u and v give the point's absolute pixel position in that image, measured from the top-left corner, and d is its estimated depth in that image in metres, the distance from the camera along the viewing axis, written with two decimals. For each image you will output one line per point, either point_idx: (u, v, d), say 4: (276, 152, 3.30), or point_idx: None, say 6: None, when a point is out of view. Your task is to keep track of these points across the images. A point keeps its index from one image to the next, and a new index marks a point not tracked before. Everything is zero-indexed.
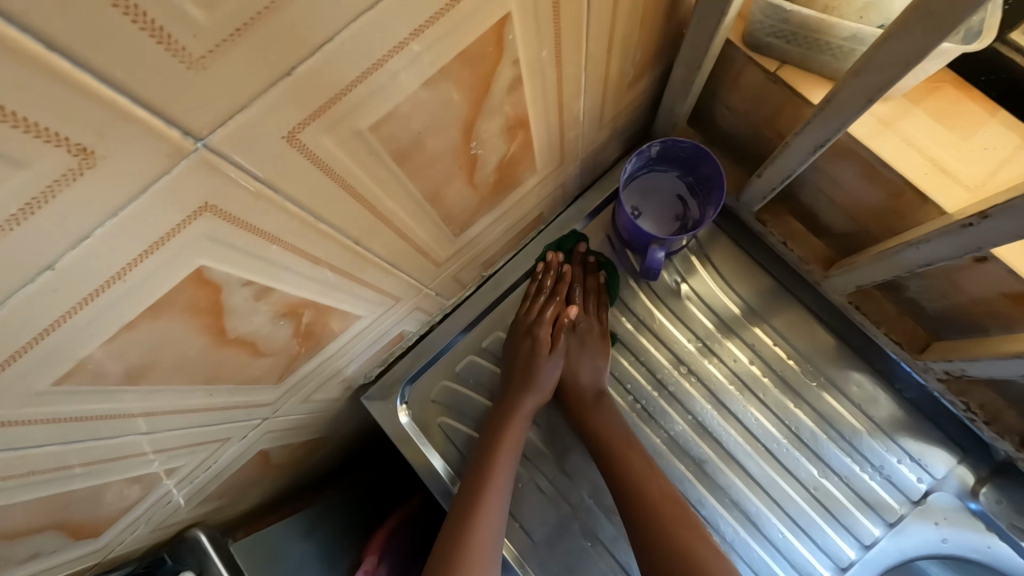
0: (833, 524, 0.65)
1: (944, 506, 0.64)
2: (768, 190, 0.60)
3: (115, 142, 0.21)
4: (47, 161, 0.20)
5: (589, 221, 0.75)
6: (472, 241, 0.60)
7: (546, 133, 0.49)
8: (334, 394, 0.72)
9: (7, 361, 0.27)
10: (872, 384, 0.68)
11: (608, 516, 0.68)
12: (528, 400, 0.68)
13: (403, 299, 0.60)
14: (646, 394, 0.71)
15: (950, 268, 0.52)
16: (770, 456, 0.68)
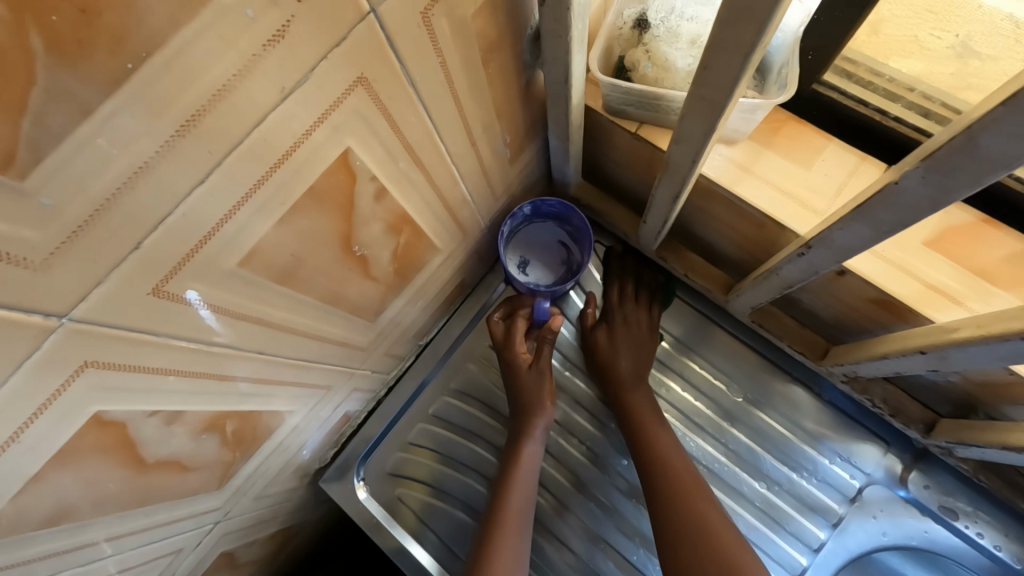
0: (781, 533, 0.68)
1: (878, 498, 0.67)
2: (657, 233, 0.64)
3: None
4: None
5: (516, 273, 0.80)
6: (393, 321, 0.63)
7: (434, 219, 0.54)
8: (291, 484, 0.74)
9: (5, 443, 0.30)
10: (796, 393, 0.72)
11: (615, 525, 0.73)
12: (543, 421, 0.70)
13: (335, 385, 0.63)
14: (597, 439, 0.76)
15: (822, 282, 0.57)
16: (714, 478, 0.70)
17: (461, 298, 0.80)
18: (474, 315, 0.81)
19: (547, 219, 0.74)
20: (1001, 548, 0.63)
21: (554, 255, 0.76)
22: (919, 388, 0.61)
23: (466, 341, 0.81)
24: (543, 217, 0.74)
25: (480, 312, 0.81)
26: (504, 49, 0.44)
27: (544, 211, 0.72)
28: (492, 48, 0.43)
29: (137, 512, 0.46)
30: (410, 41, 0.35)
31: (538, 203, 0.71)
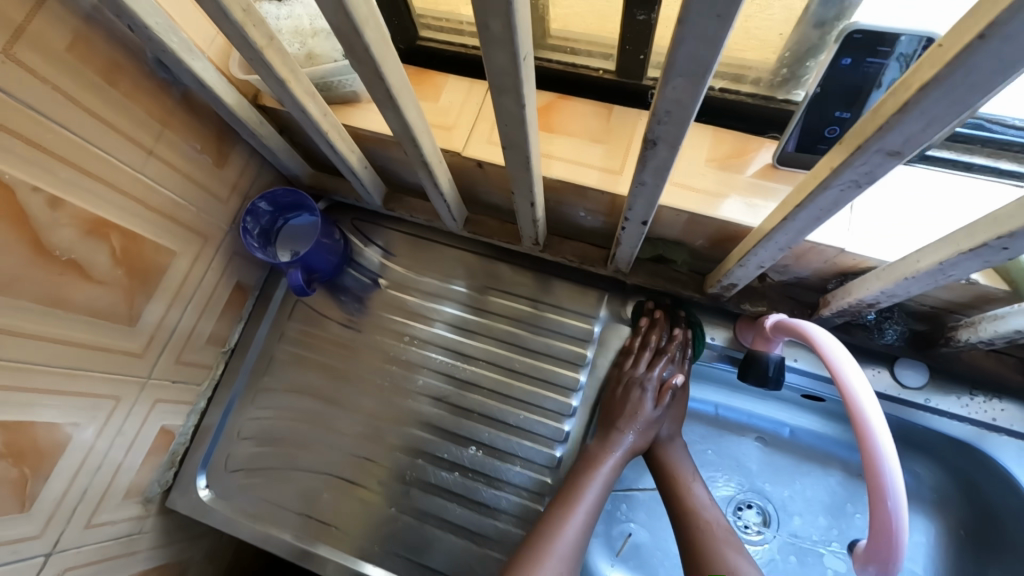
0: (548, 386, 0.83)
1: (611, 334, 0.84)
2: (365, 188, 0.79)
3: None
4: None
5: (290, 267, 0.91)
6: (160, 326, 0.73)
7: (148, 223, 0.66)
8: (133, 513, 0.79)
9: None
10: (538, 278, 0.88)
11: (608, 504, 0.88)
12: (623, 438, 0.76)
13: (126, 397, 0.71)
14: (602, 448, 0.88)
15: (480, 178, 0.73)
16: (492, 366, 0.85)
17: (250, 300, 0.90)
18: (268, 315, 0.91)
19: (289, 205, 0.84)
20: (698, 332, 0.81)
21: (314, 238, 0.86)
22: (592, 236, 0.78)
23: (265, 338, 0.90)
24: (284, 205, 0.84)
25: (271, 310, 0.91)
26: (129, 71, 0.58)
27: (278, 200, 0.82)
28: (113, 72, 0.56)
29: None
30: (4, 75, 0.47)
31: (269, 197, 0.80)
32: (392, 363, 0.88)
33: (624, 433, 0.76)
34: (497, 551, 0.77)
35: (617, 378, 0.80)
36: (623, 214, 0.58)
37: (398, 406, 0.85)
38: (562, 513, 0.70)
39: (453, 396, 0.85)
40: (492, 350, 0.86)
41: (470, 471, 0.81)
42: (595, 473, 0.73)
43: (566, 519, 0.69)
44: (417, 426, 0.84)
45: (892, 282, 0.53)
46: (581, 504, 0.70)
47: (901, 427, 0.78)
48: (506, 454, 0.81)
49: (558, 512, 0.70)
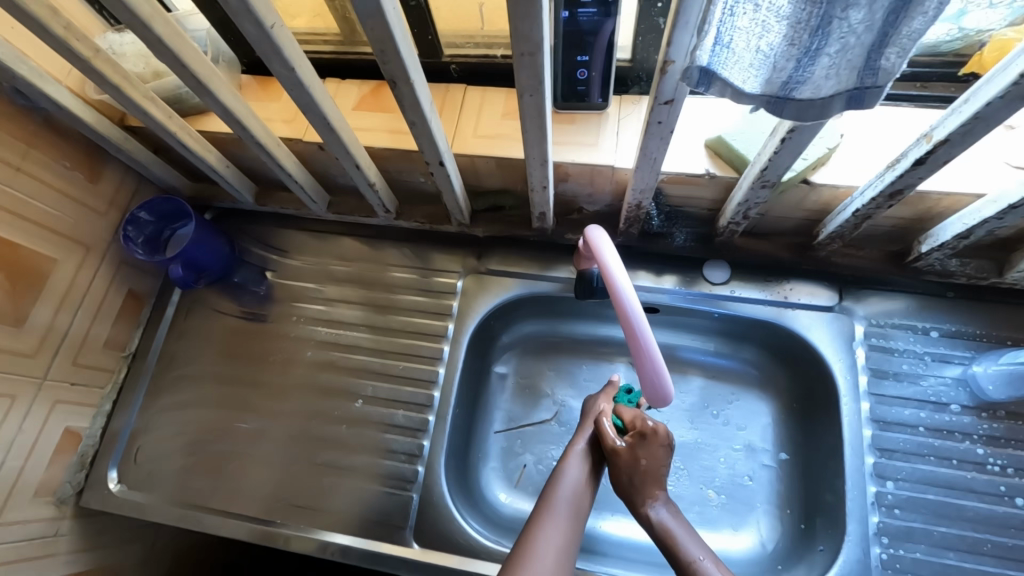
0: (424, 337, 0.93)
1: (473, 286, 0.95)
2: (233, 186, 0.90)
3: None
4: None
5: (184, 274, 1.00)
6: (50, 328, 0.80)
7: (22, 232, 0.74)
8: (46, 514, 0.84)
9: None
10: (405, 248, 0.98)
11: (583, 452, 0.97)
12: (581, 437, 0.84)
13: (22, 395, 0.78)
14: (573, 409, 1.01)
15: (326, 159, 0.85)
16: (372, 328, 0.95)
17: (147, 308, 0.98)
18: (163, 324, 0.98)
19: (170, 213, 0.92)
20: (545, 270, 0.93)
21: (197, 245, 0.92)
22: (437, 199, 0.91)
23: (164, 340, 0.97)
24: (165, 213, 0.92)
25: (168, 315, 0.98)
26: None
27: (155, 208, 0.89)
28: None
29: None
30: None
31: (145, 206, 0.88)
32: (284, 342, 0.96)
33: (575, 438, 0.83)
34: (389, 488, 0.85)
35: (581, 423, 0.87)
36: (425, 160, 0.70)
37: (292, 379, 0.94)
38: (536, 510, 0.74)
39: (340, 359, 0.94)
40: (371, 314, 0.95)
41: (359, 422, 0.90)
42: (557, 483, 0.77)
43: (541, 513, 0.74)
44: (312, 393, 0.93)
45: (632, 178, 0.67)
46: (553, 496, 0.75)
47: (724, 321, 0.91)
48: (391, 402, 0.90)
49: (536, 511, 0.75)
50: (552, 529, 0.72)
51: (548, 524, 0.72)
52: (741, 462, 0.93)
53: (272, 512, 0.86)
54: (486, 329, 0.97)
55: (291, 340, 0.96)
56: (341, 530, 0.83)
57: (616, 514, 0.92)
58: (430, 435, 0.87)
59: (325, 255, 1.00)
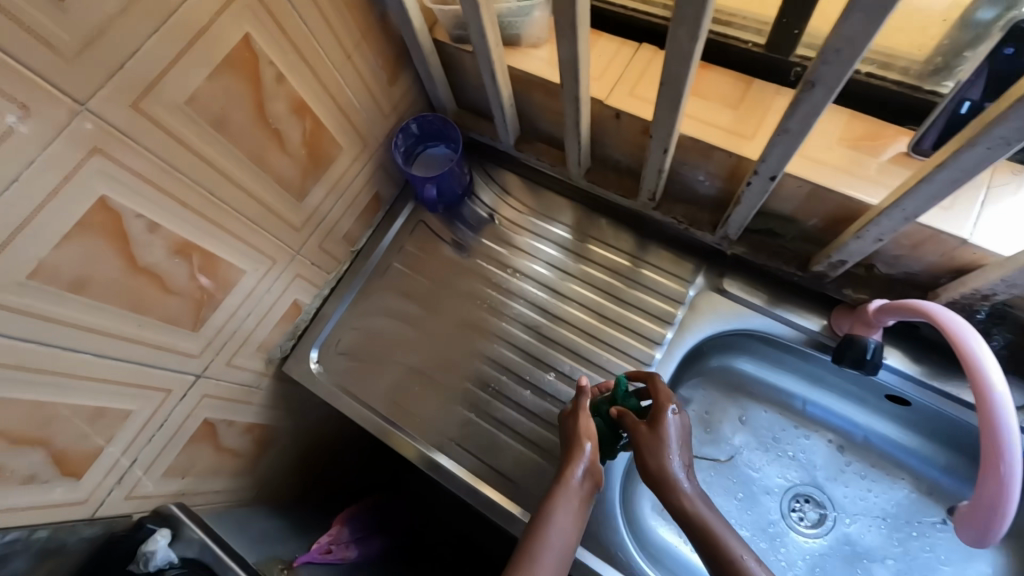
0: (636, 338, 0.89)
1: (706, 301, 0.88)
2: (503, 124, 0.88)
3: (37, 104, 0.47)
4: (40, 112, 0.47)
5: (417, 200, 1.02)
6: (317, 210, 0.85)
7: (332, 116, 0.78)
8: (258, 368, 0.92)
9: (38, 209, 0.51)
10: (641, 240, 0.95)
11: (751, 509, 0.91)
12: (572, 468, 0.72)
13: (279, 262, 0.84)
14: (751, 460, 0.94)
15: (614, 129, 0.80)
16: (584, 308, 0.93)
17: (381, 213, 1.01)
18: (384, 239, 1.01)
19: (435, 137, 0.97)
20: (792, 314, 0.84)
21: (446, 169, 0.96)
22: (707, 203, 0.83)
23: (387, 248, 1.01)
24: (432, 136, 0.97)
25: (396, 225, 1.01)
26: None
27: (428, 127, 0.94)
28: None
29: (132, 318, 0.66)
30: None
31: (421, 120, 0.93)
32: (492, 289, 0.98)
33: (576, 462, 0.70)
34: (472, 415, 0.90)
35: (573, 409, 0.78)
36: (755, 169, 0.66)
37: (494, 328, 0.95)
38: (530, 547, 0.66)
39: (544, 327, 0.94)
40: (583, 294, 0.94)
41: (550, 396, 0.90)
42: (557, 508, 0.68)
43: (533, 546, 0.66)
44: (509, 347, 0.94)
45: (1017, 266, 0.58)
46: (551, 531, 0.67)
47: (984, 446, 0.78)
48: (585, 388, 0.87)
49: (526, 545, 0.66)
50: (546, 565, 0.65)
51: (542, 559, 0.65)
52: None
53: (441, 443, 0.88)
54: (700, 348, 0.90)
55: (500, 290, 0.97)
56: (428, 445, 0.88)
57: None
58: (614, 438, 0.84)
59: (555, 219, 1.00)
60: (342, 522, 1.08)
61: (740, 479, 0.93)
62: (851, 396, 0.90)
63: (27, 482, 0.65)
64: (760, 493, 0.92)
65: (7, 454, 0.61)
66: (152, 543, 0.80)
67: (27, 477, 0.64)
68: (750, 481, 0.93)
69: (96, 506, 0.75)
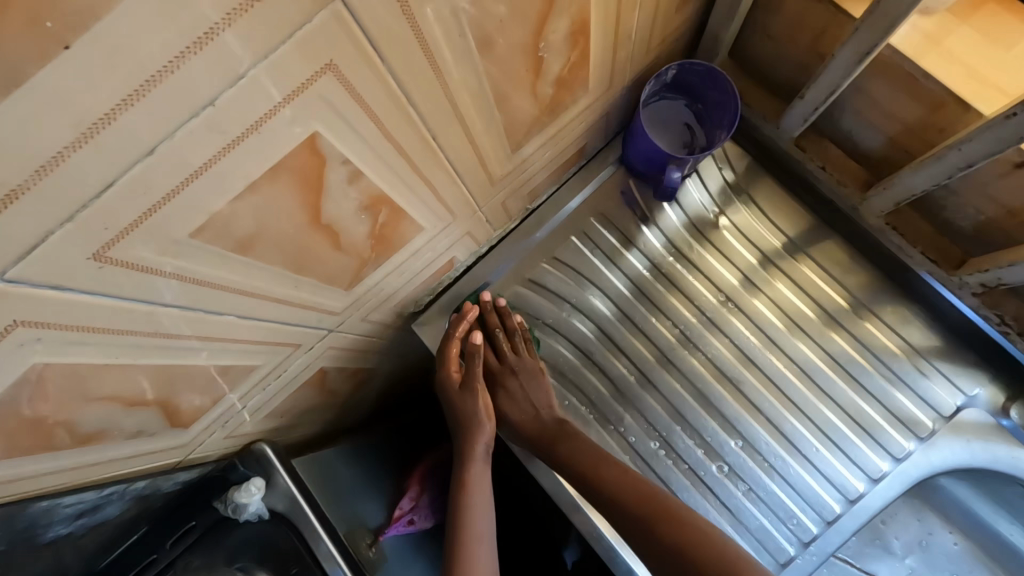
0: (868, 440, 0.70)
1: (975, 422, 0.69)
2: (812, 110, 0.61)
3: None
4: None
5: (620, 164, 0.79)
6: (522, 162, 0.63)
7: (602, 47, 0.53)
8: (388, 320, 0.76)
9: (228, 147, 0.31)
10: (907, 311, 0.73)
11: None
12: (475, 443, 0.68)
13: (458, 218, 0.64)
14: None
15: (991, 179, 0.54)
16: (805, 376, 0.73)
17: (573, 169, 0.77)
18: (564, 208, 0.78)
19: (680, 93, 0.72)
20: None
21: (678, 138, 0.72)
22: None
23: (569, 215, 0.78)
24: (677, 89, 0.71)
25: (588, 188, 0.78)
26: None
27: (687, 79, 0.69)
28: None
29: (291, 278, 0.48)
30: None
31: (684, 66, 0.68)
32: (689, 309, 0.78)
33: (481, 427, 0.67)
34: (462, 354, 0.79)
35: (466, 384, 0.67)
36: None
37: (683, 363, 0.75)
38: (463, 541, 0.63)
39: (746, 384, 0.73)
40: (797, 345, 0.75)
41: (735, 479, 0.69)
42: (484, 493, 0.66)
43: (466, 545, 0.63)
44: (691, 391, 0.74)
45: None
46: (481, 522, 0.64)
47: None
48: (779, 483, 0.69)
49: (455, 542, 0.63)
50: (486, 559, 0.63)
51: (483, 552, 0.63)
52: None
53: None
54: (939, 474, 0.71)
55: (695, 310, 0.78)
56: None
57: None
58: (801, 551, 0.67)
59: (795, 244, 0.78)
60: (420, 483, 0.92)
61: None
62: None
63: (133, 437, 0.52)
64: None
65: (118, 415, 0.47)
66: (246, 494, 0.71)
67: (133, 433, 0.51)
68: None
69: (192, 448, 0.63)
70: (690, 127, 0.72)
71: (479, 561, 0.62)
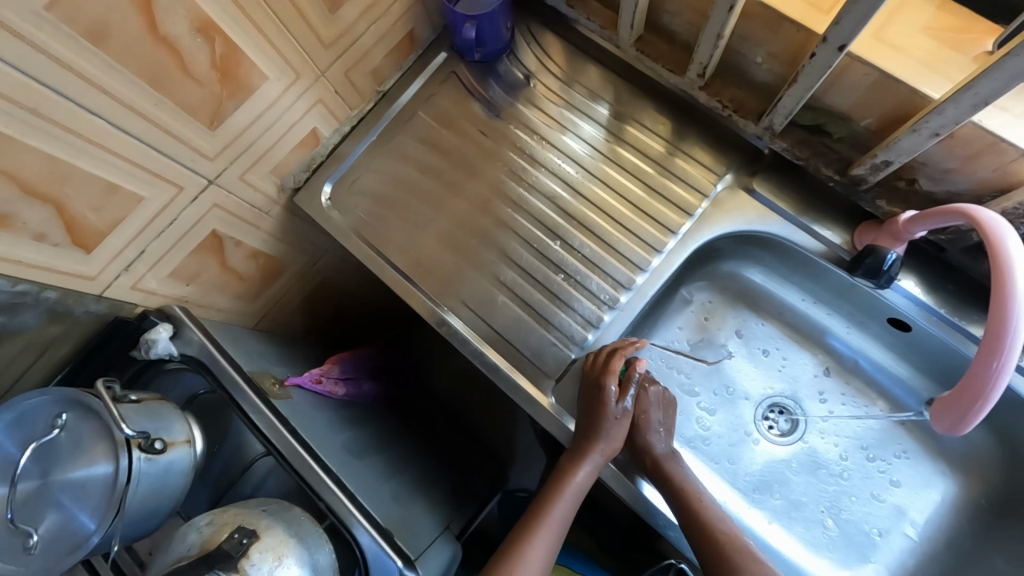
0: (658, 226, 0.87)
1: (730, 198, 0.86)
2: None
3: None
4: None
5: (451, 50, 0.98)
6: (349, 30, 0.81)
7: None
8: (270, 192, 0.92)
9: None
10: (677, 125, 0.92)
11: (725, 406, 0.95)
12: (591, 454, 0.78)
13: (304, 80, 0.81)
14: (735, 365, 0.97)
15: None
16: (608, 189, 0.90)
17: (412, 57, 0.96)
18: (410, 87, 0.97)
19: None
20: (815, 224, 0.83)
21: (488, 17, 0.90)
22: (757, 89, 0.79)
23: (414, 96, 0.97)
24: None
25: (426, 72, 0.97)
26: None
27: None
28: None
29: (148, 92, 0.64)
30: None
31: None
32: (513, 152, 0.95)
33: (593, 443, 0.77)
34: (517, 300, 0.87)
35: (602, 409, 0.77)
36: (822, 36, 0.59)
37: (510, 193, 0.92)
38: (534, 525, 0.77)
39: (562, 200, 0.91)
40: (603, 168, 0.92)
41: (555, 269, 0.87)
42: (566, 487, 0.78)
43: (532, 532, 0.77)
44: (520, 212, 0.91)
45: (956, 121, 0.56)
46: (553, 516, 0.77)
47: (957, 364, 0.81)
48: (589, 266, 0.87)
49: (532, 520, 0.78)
50: (541, 550, 0.76)
51: (540, 542, 0.76)
52: (882, 514, 0.88)
53: (437, 292, 0.89)
54: (714, 245, 0.89)
55: (524, 156, 0.94)
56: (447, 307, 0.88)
57: (716, 469, 0.93)
58: (613, 314, 0.85)
59: (587, 88, 0.96)
60: (335, 362, 1.13)
61: (721, 379, 0.96)
62: (838, 309, 0.92)
63: (37, 239, 0.66)
64: (736, 399, 0.96)
65: (16, 200, 0.61)
66: (154, 333, 0.84)
67: (37, 233, 0.65)
68: (729, 385, 0.96)
69: (105, 284, 0.77)
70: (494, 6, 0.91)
71: (533, 558, 0.75)
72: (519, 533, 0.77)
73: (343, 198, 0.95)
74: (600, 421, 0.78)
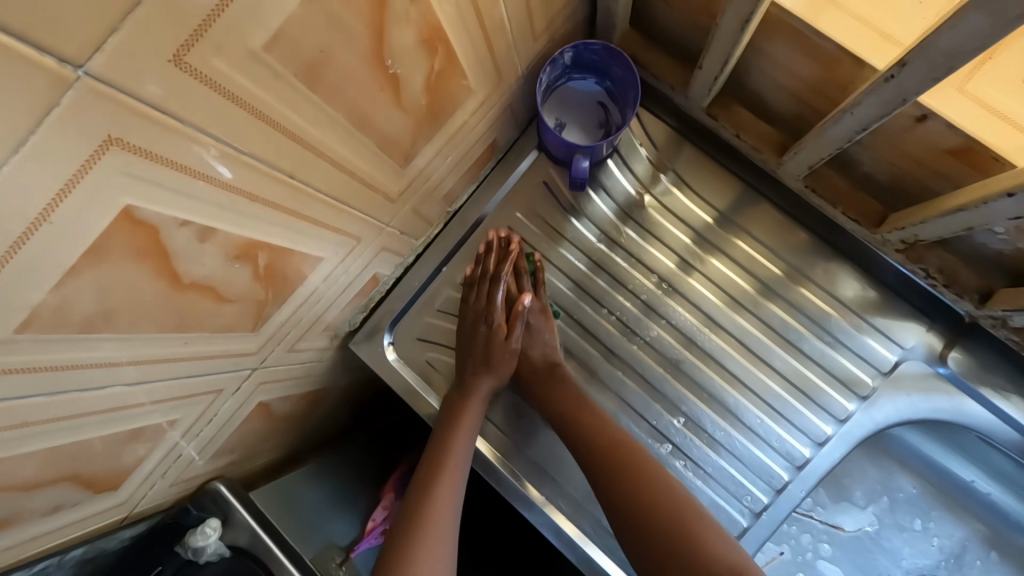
0: (811, 406, 0.70)
1: (914, 373, 0.69)
2: (712, 81, 0.59)
3: (9, 83, 0.23)
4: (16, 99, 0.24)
5: (538, 152, 0.75)
6: (421, 173, 0.60)
7: (471, 46, 0.51)
8: (322, 344, 0.75)
9: (9, 253, 0.29)
10: (837, 268, 0.73)
11: None
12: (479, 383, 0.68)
13: (365, 240, 0.61)
14: (881, 535, 0.81)
15: (895, 133, 0.52)
16: (744, 349, 0.72)
17: (490, 164, 0.75)
18: (490, 201, 0.74)
19: (587, 74, 0.68)
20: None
21: (594, 120, 0.69)
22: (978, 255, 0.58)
23: (492, 211, 0.75)
24: (583, 70, 0.68)
25: (509, 183, 0.75)
26: None
27: (588, 59, 0.66)
28: None
29: (173, 338, 0.46)
30: None
31: (579, 47, 0.65)
32: (623, 294, 0.75)
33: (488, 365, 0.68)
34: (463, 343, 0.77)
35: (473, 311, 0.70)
36: None
37: (620, 355, 0.73)
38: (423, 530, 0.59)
39: (686, 363, 0.72)
40: (737, 319, 0.73)
41: (683, 461, 0.69)
42: (457, 450, 0.64)
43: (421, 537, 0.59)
44: (632, 376, 0.72)
45: None
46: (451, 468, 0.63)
47: None
48: (728, 460, 0.69)
49: (419, 520, 0.60)
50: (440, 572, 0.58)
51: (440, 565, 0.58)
52: None
53: None
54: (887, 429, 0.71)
55: (633, 299, 0.75)
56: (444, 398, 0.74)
57: None
58: (754, 522, 0.68)
59: (716, 208, 0.76)
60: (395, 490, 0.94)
61: (862, 554, 0.81)
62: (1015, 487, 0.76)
63: (51, 512, 0.51)
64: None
65: (15, 501, 0.45)
66: (201, 536, 0.71)
67: (50, 508, 0.50)
68: (872, 558, 0.81)
69: (135, 503, 0.63)
70: (603, 107, 0.69)
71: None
72: (410, 540, 0.59)
73: (408, 347, 0.73)
74: (493, 356, 0.69)
